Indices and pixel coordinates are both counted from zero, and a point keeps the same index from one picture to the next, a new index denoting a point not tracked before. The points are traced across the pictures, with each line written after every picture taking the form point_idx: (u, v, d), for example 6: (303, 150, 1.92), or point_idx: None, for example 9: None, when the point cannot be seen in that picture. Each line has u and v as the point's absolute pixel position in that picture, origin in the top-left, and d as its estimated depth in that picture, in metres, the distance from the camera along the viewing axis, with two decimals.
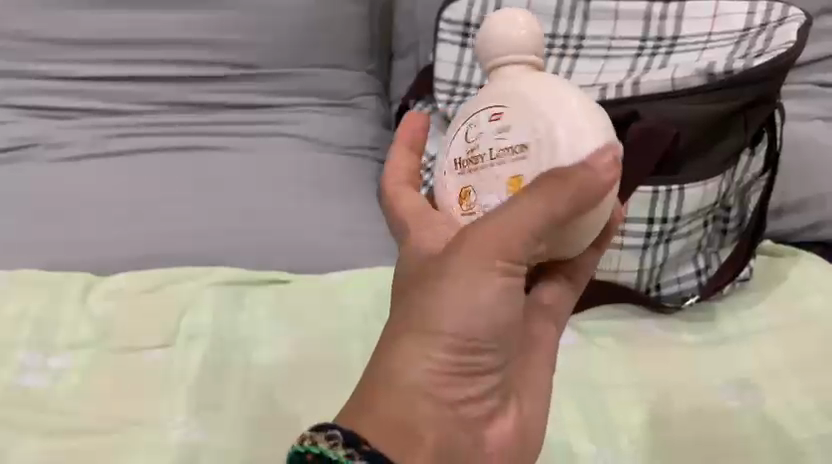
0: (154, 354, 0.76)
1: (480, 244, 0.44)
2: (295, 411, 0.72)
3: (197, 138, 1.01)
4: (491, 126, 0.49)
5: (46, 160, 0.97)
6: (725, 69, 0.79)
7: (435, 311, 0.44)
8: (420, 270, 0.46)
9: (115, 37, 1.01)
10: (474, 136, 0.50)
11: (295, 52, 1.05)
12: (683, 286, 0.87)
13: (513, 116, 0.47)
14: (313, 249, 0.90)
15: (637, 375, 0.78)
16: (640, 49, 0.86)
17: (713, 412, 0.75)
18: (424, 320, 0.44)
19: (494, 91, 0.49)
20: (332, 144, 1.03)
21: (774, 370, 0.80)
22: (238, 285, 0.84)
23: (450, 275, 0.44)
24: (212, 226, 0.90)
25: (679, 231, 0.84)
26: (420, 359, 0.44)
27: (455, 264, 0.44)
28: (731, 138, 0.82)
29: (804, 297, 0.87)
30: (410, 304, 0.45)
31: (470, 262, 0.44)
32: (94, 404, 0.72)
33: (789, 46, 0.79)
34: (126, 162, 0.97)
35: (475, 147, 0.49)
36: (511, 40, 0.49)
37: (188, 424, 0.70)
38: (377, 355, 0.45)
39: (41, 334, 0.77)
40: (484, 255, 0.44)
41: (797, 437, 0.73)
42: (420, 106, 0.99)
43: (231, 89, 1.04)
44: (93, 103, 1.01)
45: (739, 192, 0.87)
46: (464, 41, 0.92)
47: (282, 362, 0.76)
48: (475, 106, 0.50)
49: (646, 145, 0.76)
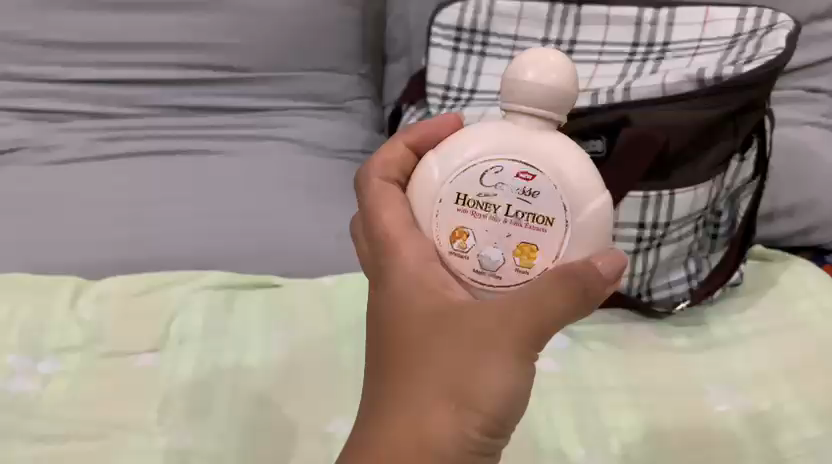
0: (145, 358, 0.76)
1: (508, 323, 0.42)
2: (285, 415, 0.72)
3: (189, 142, 1.00)
4: (516, 182, 0.47)
5: (37, 163, 0.97)
6: (715, 74, 0.79)
7: (460, 386, 0.42)
8: (440, 324, 0.44)
9: (106, 39, 1.00)
10: (488, 183, 0.47)
11: (287, 55, 1.04)
12: (674, 291, 0.87)
13: (543, 186, 0.46)
14: (304, 254, 0.90)
15: (628, 379, 0.78)
16: (632, 53, 0.87)
17: (703, 416, 0.75)
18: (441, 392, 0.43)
19: (528, 151, 0.47)
20: (323, 148, 1.03)
21: (764, 374, 0.80)
22: (229, 289, 0.84)
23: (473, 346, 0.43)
24: (203, 230, 0.90)
25: (669, 236, 0.84)
26: (449, 434, 0.42)
27: (478, 340, 0.43)
28: (720, 144, 0.82)
29: (794, 301, 0.88)
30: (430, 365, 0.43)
31: (494, 339, 0.42)
32: (84, 409, 0.71)
33: (778, 52, 0.79)
34: (117, 165, 0.97)
35: (489, 193, 0.47)
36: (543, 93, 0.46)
37: (177, 429, 0.70)
38: (393, 420, 0.44)
39: (30, 339, 0.77)
40: (512, 336, 0.42)
41: (784, 442, 0.73)
42: (413, 110, 0.99)
43: (224, 92, 1.04)
44: (86, 105, 1.01)
45: (729, 198, 0.88)
46: (457, 45, 0.92)
47: (273, 366, 0.76)
48: (497, 148, 0.47)
49: (633, 148, 0.78)
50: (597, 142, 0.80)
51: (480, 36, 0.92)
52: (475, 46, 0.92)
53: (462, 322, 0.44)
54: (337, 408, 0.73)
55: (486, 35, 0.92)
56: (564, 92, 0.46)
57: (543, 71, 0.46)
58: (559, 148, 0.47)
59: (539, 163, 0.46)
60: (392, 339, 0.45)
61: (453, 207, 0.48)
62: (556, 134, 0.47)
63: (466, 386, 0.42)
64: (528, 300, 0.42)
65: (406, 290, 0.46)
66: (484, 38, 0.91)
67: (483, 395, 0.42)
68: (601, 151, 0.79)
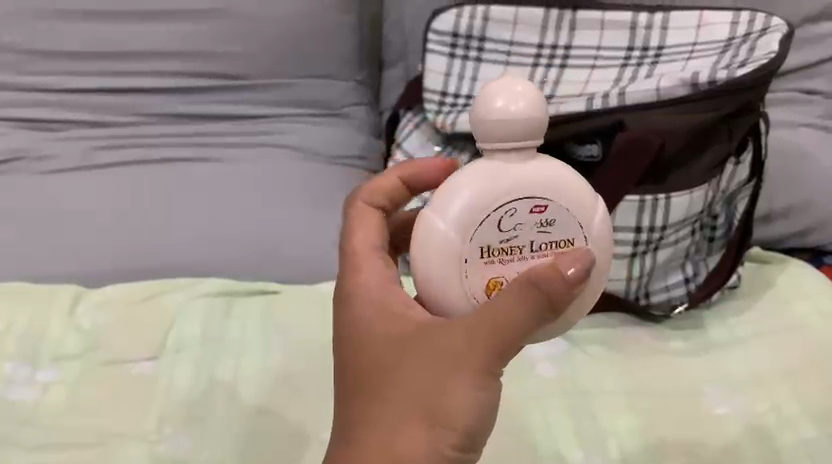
0: (144, 366, 0.76)
1: (467, 337, 0.42)
2: (284, 423, 0.72)
3: (186, 149, 1.01)
4: (533, 220, 0.45)
5: (35, 172, 0.97)
6: (709, 79, 0.79)
7: (428, 403, 0.42)
8: (402, 346, 0.44)
9: (103, 49, 1.01)
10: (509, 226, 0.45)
11: (283, 62, 1.05)
12: (672, 294, 0.88)
13: (560, 215, 0.46)
14: (302, 260, 0.90)
15: (625, 383, 0.79)
16: (627, 58, 0.87)
17: (701, 418, 0.75)
18: (411, 413, 0.43)
19: (537, 186, 0.45)
20: (321, 154, 1.04)
21: (761, 376, 0.80)
22: (226, 296, 0.84)
23: (434, 362, 0.43)
24: (201, 237, 0.90)
25: (666, 240, 0.84)
26: (424, 454, 0.42)
27: (438, 356, 0.42)
28: (716, 147, 0.82)
29: (791, 303, 0.88)
30: (395, 386, 0.43)
31: (455, 353, 0.42)
32: (82, 417, 0.71)
33: (771, 56, 0.80)
34: (115, 173, 0.97)
35: (503, 239, 0.46)
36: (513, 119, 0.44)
37: (175, 436, 0.70)
38: (365, 446, 0.43)
39: (28, 348, 0.77)
40: (473, 350, 0.42)
41: (783, 443, 0.73)
42: (410, 116, 0.99)
43: (221, 99, 1.04)
44: (83, 114, 1.02)
45: (725, 201, 0.88)
46: (453, 52, 0.93)
47: (272, 373, 0.77)
48: (507, 191, 0.45)
49: (629, 154, 0.79)
50: (592, 147, 0.81)
51: (475, 41, 0.92)
52: (471, 51, 0.92)
53: (422, 341, 0.44)
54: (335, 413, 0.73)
55: (481, 41, 0.92)
56: (532, 117, 0.44)
57: (511, 98, 0.44)
58: (563, 172, 0.46)
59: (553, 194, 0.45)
60: (359, 365, 0.45)
61: (480, 260, 0.46)
62: (541, 159, 0.46)
63: (434, 405, 0.42)
64: (487, 313, 0.42)
65: (371, 316, 0.46)
66: (480, 43, 0.92)
67: (454, 412, 0.42)
68: (597, 156, 0.81)
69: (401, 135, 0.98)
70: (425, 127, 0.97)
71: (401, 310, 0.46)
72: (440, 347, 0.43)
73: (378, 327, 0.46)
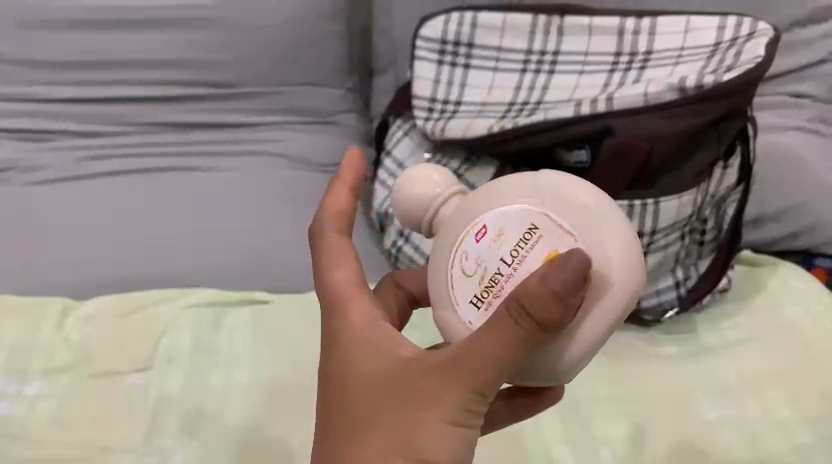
0: (135, 378, 0.76)
1: (452, 377, 0.42)
2: (276, 434, 0.72)
3: (176, 158, 1.00)
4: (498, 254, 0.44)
5: (23, 184, 0.96)
6: (696, 84, 0.79)
7: (411, 448, 0.42)
8: (391, 383, 0.43)
9: (92, 58, 1.00)
10: (479, 270, 0.44)
11: (273, 71, 1.04)
12: (663, 298, 0.87)
13: (538, 219, 0.43)
14: (293, 269, 0.90)
15: (617, 389, 0.79)
16: (614, 63, 0.87)
17: (693, 423, 0.75)
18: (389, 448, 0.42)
19: (477, 218, 0.45)
20: (311, 162, 1.03)
21: (753, 380, 0.80)
22: (219, 307, 0.83)
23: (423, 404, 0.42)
24: (191, 247, 0.90)
25: (656, 244, 0.84)
26: None
27: (425, 399, 0.42)
28: (706, 150, 0.82)
29: (780, 308, 0.88)
30: (383, 425, 0.43)
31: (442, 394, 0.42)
32: (72, 432, 0.71)
33: (758, 60, 0.80)
34: (104, 184, 0.96)
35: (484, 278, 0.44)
36: (416, 196, 0.46)
37: (165, 449, 0.70)
38: None
39: (17, 361, 0.76)
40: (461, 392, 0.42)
41: (775, 448, 0.73)
42: (398, 123, 0.99)
43: (210, 109, 1.04)
44: (72, 124, 1.01)
45: (715, 205, 0.88)
46: (441, 59, 0.93)
47: (262, 384, 0.76)
48: (460, 236, 0.45)
49: (619, 157, 0.80)
50: (581, 152, 0.82)
51: (463, 48, 0.92)
52: (459, 58, 0.93)
53: (412, 379, 0.43)
54: None
55: (469, 47, 0.92)
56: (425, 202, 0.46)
57: (426, 182, 0.46)
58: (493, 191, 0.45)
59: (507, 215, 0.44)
60: (341, 398, 0.45)
61: (478, 311, 0.44)
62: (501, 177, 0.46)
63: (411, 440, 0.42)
64: (475, 355, 0.41)
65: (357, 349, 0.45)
66: (468, 50, 0.92)
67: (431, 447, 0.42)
68: (586, 162, 0.81)
69: (390, 142, 0.98)
70: (415, 135, 0.96)
71: (387, 344, 0.45)
72: (430, 390, 0.42)
73: (361, 361, 0.45)
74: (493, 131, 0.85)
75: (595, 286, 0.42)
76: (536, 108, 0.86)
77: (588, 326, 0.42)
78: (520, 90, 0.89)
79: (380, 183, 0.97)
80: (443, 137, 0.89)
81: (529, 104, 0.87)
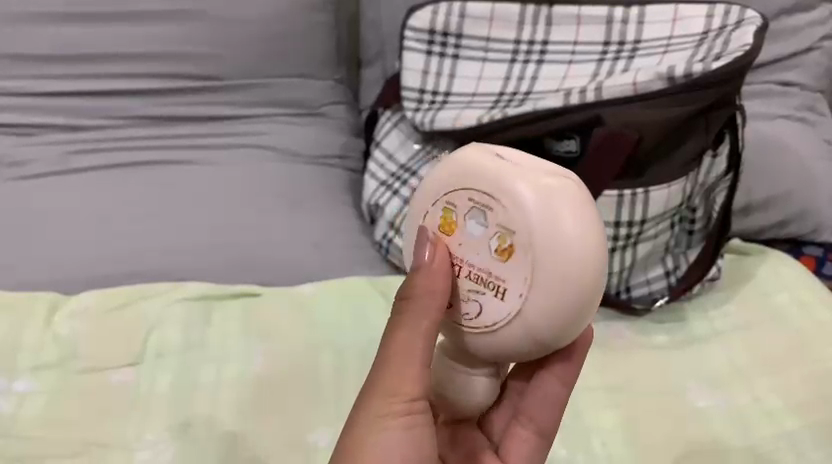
0: (123, 373, 0.76)
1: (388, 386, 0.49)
2: (267, 428, 0.72)
3: (164, 152, 0.99)
4: (471, 280, 0.49)
5: (7, 178, 0.95)
6: (685, 72, 0.79)
7: (368, 442, 0.49)
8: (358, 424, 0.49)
9: (77, 52, 0.99)
10: (472, 297, 0.49)
11: (261, 63, 1.04)
12: (652, 288, 0.88)
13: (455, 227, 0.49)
14: (284, 262, 0.89)
15: (607, 379, 0.79)
16: (603, 53, 0.87)
17: (682, 411, 0.76)
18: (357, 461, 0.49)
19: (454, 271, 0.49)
20: (301, 154, 1.03)
21: (743, 369, 0.80)
22: (207, 301, 0.83)
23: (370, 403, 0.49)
24: (181, 242, 0.90)
25: (645, 234, 0.84)
26: None
27: (370, 398, 0.49)
28: (693, 139, 0.82)
29: (771, 296, 0.89)
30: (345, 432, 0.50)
31: (383, 390, 0.49)
32: (61, 428, 0.71)
33: (746, 48, 0.80)
34: (91, 178, 0.96)
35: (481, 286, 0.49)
36: None
37: (157, 443, 0.70)
38: None
39: (4, 357, 0.76)
40: (398, 386, 0.49)
41: (764, 435, 0.74)
42: (388, 115, 0.99)
43: (198, 101, 1.03)
44: (57, 118, 1.00)
45: (703, 194, 0.87)
46: (430, 49, 0.92)
47: (253, 378, 0.76)
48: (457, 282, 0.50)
49: (605, 151, 0.79)
50: (570, 142, 0.81)
51: (452, 38, 0.91)
52: (448, 49, 0.92)
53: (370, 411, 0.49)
54: (320, 420, 0.73)
55: (458, 38, 0.91)
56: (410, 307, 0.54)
57: None
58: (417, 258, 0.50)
59: (451, 246, 0.49)
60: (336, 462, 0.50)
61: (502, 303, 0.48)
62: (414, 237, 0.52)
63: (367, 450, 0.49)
64: (401, 352, 0.49)
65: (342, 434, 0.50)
66: (457, 40, 0.91)
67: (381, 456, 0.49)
68: (575, 151, 0.81)
69: (379, 134, 0.98)
70: (404, 126, 0.96)
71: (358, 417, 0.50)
72: (370, 394, 0.50)
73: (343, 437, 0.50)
74: (483, 122, 0.85)
75: (479, 195, 0.48)
76: (526, 98, 0.86)
77: (543, 244, 0.46)
78: (509, 80, 0.89)
79: (371, 175, 0.97)
80: (434, 128, 0.89)
81: (518, 94, 0.87)
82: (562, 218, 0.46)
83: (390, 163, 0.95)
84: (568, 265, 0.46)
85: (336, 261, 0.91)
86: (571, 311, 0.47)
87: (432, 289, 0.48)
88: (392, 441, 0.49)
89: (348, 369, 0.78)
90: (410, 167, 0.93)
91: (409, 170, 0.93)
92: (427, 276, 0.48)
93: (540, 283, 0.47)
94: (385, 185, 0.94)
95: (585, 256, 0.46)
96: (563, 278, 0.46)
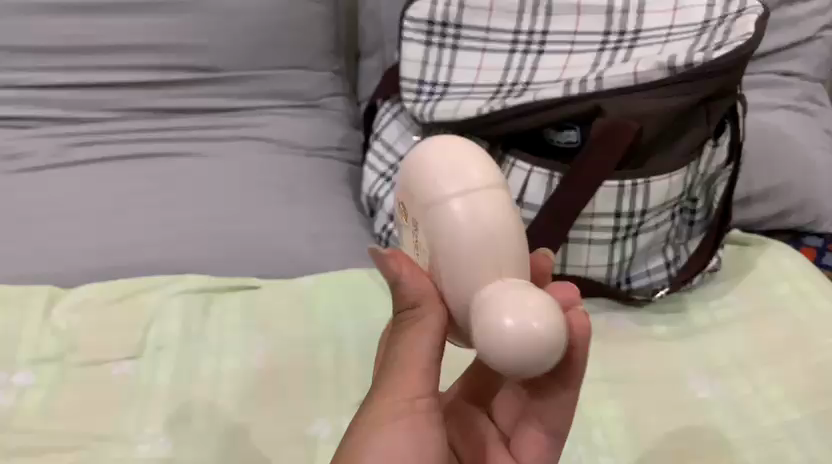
0: (122, 366, 0.75)
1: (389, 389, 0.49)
2: (267, 420, 0.71)
3: (162, 144, 0.99)
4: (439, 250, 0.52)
5: (5, 171, 0.94)
6: (686, 61, 0.79)
7: (371, 444, 0.48)
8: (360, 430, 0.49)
9: (75, 43, 0.99)
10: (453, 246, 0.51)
11: (260, 55, 1.03)
12: (653, 278, 0.87)
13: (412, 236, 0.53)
14: (284, 254, 0.89)
15: (607, 370, 0.79)
16: (603, 42, 0.87)
17: (683, 403, 0.76)
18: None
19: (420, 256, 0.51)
20: (299, 146, 1.02)
21: (743, 359, 0.80)
22: (207, 293, 0.83)
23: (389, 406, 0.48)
24: (180, 234, 0.89)
25: (646, 225, 0.84)
26: None
27: (378, 401, 0.49)
28: (694, 129, 0.82)
29: (771, 286, 0.89)
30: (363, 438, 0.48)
31: (401, 390, 0.48)
32: (60, 421, 0.70)
33: (747, 37, 0.79)
34: (89, 170, 0.95)
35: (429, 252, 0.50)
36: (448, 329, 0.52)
37: (156, 436, 0.69)
38: None
39: (4, 350, 0.76)
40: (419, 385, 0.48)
41: (765, 425, 0.74)
42: (387, 106, 0.98)
43: (196, 93, 1.03)
44: (55, 111, 0.99)
45: (704, 184, 0.87)
46: (429, 39, 0.91)
47: (253, 370, 0.76)
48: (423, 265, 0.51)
49: (606, 141, 0.77)
50: (570, 133, 0.82)
51: (452, 28, 0.91)
52: (447, 39, 0.91)
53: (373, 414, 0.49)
54: (320, 411, 0.73)
55: (457, 28, 0.91)
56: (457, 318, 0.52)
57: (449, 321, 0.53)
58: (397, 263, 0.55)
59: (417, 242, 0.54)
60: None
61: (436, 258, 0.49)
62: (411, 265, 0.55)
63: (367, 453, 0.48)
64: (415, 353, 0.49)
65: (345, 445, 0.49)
66: (456, 30, 0.91)
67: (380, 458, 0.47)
68: (575, 142, 0.82)
69: (379, 125, 0.98)
70: (403, 117, 0.96)
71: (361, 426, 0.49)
72: (372, 401, 0.49)
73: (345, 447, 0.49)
74: (483, 113, 0.84)
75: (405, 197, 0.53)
76: (525, 88, 0.86)
77: (420, 180, 0.49)
78: (509, 70, 0.88)
79: (370, 166, 0.97)
80: (434, 119, 0.89)
81: (518, 84, 0.87)
82: (456, 170, 0.48)
83: (389, 154, 0.95)
84: (467, 213, 0.46)
85: (335, 252, 0.90)
86: (486, 236, 0.46)
87: (427, 294, 0.49)
88: (392, 445, 0.48)
89: (347, 361, 0.78)
90: None
91: None
92: (414, 283, 0.49)
93: (448, 232, 0.47)
94: (384, 177, 0.94)
95: (475, 201, 0.47)
96: (460, 224, 0.46)
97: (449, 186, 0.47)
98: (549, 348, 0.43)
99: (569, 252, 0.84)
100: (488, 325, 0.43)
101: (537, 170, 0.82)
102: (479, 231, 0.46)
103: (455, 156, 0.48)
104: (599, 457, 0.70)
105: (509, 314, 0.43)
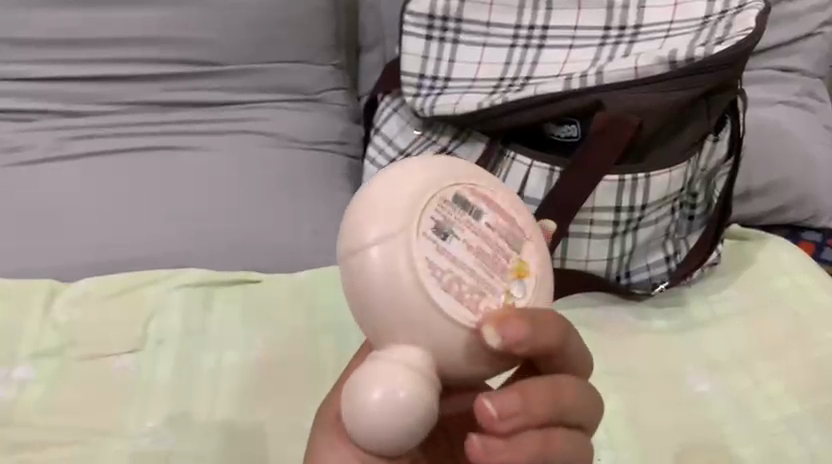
0: (123, 360, 0.75)
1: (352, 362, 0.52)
2: (268, 414, 0.72)
3: (162, 138, 0.99)
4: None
5: (4, 164, 0.94)
6: (686, 56, 0.79)
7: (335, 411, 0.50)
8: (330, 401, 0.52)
9: (75, 37, 0.98)
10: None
11: (260, 49, 1.03)
12: (653, 273, 0.88)
13: None
14: (284, 248, 0.89)
15: (608, 364, 0.79)
16: (604, 37, 0.87)
17: (683, 397, 0.76)
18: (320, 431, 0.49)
19: None
20: (299, 140, 1.02)
21: (742, 353, 0.81)
22: (207, 287, 0.83)
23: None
24: (180, 228, 0.89)
25: (646, 219, 0.84)
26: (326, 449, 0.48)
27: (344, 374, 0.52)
28: (695, 124, 0.82)
29: (770, 281, 0.89)
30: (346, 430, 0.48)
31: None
32: (62, 415, 0.71)
33: (748, 32, 0.80)
34: (88, 164, 0.95)
35: None
36: None
37: (158, 430, 0.70)
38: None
39: (5, 344, 0.76)
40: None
41: (765, 419, 0.74)
42: (387, 101, 0.98)
43: (196, 87, 1.03)
44: (55, 104, 0.99)
45: (705, 179, 0.87)
46: (430, 34, 0.91)
47: (254, 364, 0.76)
48: None
49: (608, 134, 0.78)
50: (571, 128, 0.82)
51: (452, 23, 0.91)
52: (447, 33, 0.91)
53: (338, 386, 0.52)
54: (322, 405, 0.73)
55: (458, 22, 0.91)
56: None
57: None
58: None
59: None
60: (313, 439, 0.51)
61: None
62: None
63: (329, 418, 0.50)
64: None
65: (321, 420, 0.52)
66: (457, 25, 0.91)
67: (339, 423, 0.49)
68: (576, 136, 0.82)
69: (379, 119, 0.98)
70: (403, 112, 0.95)
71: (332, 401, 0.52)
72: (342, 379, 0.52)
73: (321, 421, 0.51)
74: (483, 108, 0.84)
75: None
76: (526, 82, 0.86)
77: (352, 213, 0.43)
78: (510, 65, 0.88)
79: (371, 161, 0.97)
80: (434, 113, 0.89)
81: (519, 78, 0.87)
82: (380, 221, 0.42)
83: (389, 148, 0.95)
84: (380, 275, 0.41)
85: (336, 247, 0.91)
86: (391, 306, 0.41)
87: None
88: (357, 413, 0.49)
89: (349, 355, 0.78)
90: (410, 153, 0.93)
91: (408, 156, 0.93)
92: None
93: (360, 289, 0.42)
94: None
95: (387, 266, 0.41)
96: (370, 286, 0.41)
97: (371, 230, 0.42)
98: (413, 424, 0.39)
99: (569, 246, 0.84)
100: (357, 391, 0.40)
101: (537, 164, 0.83)
102: (398, 288, 0.40)
103: (394, 191, 0.43)
104: (599, 451, 0.71)
105: (377, 385, 0.39)
